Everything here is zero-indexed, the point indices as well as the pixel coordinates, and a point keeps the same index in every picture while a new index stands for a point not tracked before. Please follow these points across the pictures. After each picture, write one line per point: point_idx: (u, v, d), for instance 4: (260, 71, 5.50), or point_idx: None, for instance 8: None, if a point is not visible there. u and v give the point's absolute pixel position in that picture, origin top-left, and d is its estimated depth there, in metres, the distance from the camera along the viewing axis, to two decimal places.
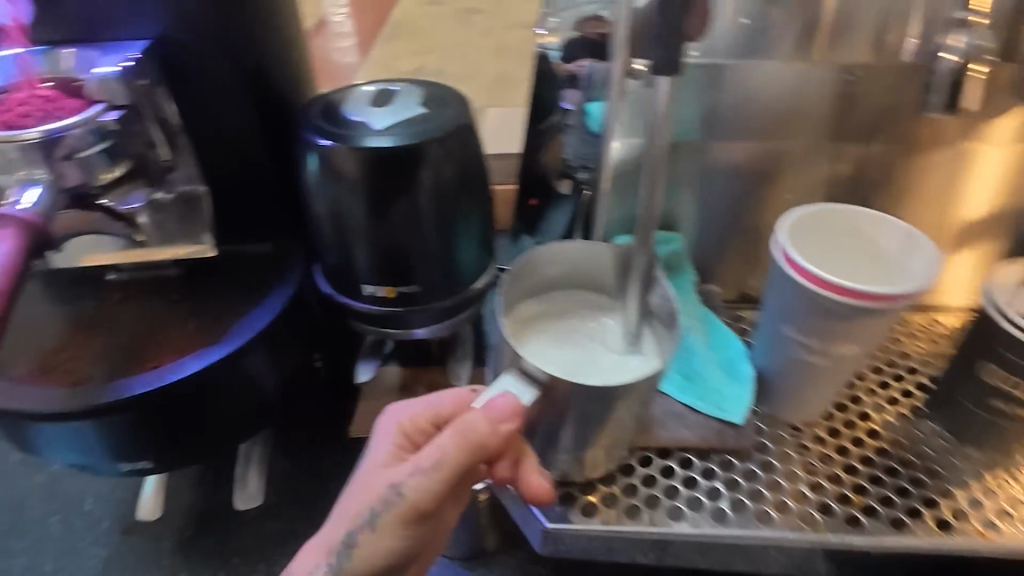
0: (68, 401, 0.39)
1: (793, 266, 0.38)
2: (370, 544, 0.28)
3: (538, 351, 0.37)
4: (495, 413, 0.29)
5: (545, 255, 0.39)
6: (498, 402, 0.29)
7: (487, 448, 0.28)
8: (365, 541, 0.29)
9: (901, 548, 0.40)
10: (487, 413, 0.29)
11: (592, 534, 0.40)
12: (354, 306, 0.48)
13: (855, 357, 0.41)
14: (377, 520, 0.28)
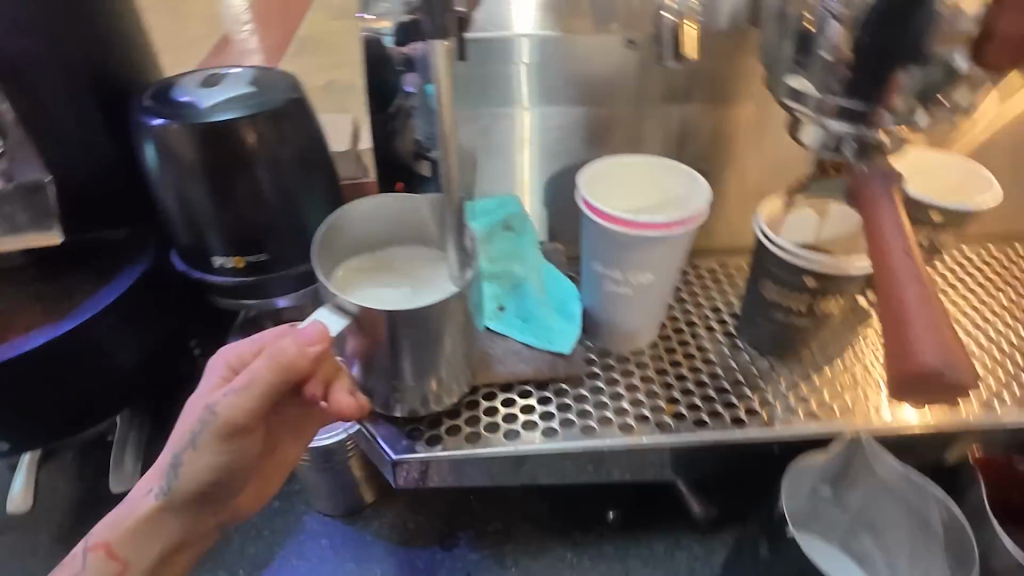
0: None
1: (587, 205, 0.43)
2: (193, 462, 0.31)
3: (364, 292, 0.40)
4: (304, 337, 0.32)
5: (365, 208, 0.42)
6: (307, 328, 0.32)
7: (296, 370, 0.31)
8: (189, 460, 0.32)
9: (702, 443, 0.46)
10: (297, 339, 0.32)
11: (435, 461, 0.45)
12: (210, 280, 0.50)
13: (654, 286, 0.46)
14: (197, 440, 0.31)
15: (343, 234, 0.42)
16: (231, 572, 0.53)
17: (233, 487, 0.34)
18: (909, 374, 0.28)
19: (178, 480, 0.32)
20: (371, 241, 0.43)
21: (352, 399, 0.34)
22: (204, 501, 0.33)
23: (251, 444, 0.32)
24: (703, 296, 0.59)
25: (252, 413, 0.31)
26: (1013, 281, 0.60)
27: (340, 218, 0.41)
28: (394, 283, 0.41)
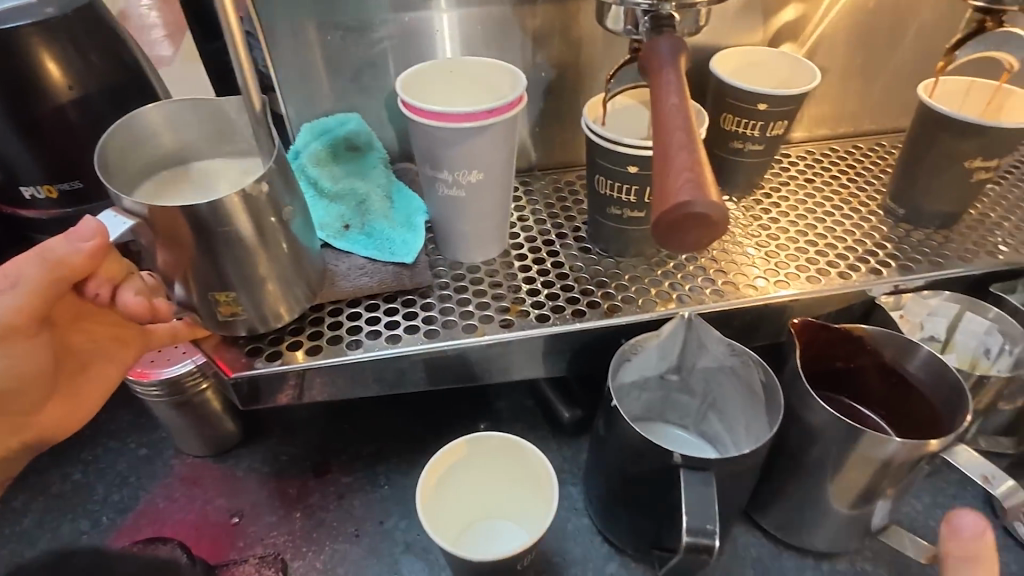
0: None
1: (405, 104, 0.43)
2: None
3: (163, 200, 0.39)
4: (74, 233, 0.31)
5: (157, 117, 0.40)
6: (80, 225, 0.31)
7: (67, 267, 0.31)
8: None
9: (544, 336, 0.48)
10: (67, 236, 0.31)
11: (275, 376, 0.44)
12: (27, 214, 0.47)
13: (484, 185, 0.47)
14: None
15: (139, 144, 0.40)
16: (94, 520, 0.51)
17: (27, 397, 0.33)
18: (664, 212, 0.30)
19: None
20: (174, 151, 0.42)
21: (141, 300, 0.34)
22: None
23: (29, 347, 0.32)
24: (561, 208, 0.60)
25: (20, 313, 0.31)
26: (849, 173, 0.63)
27: (130, 126, 0.39)
28: (199, 189, 0.40)
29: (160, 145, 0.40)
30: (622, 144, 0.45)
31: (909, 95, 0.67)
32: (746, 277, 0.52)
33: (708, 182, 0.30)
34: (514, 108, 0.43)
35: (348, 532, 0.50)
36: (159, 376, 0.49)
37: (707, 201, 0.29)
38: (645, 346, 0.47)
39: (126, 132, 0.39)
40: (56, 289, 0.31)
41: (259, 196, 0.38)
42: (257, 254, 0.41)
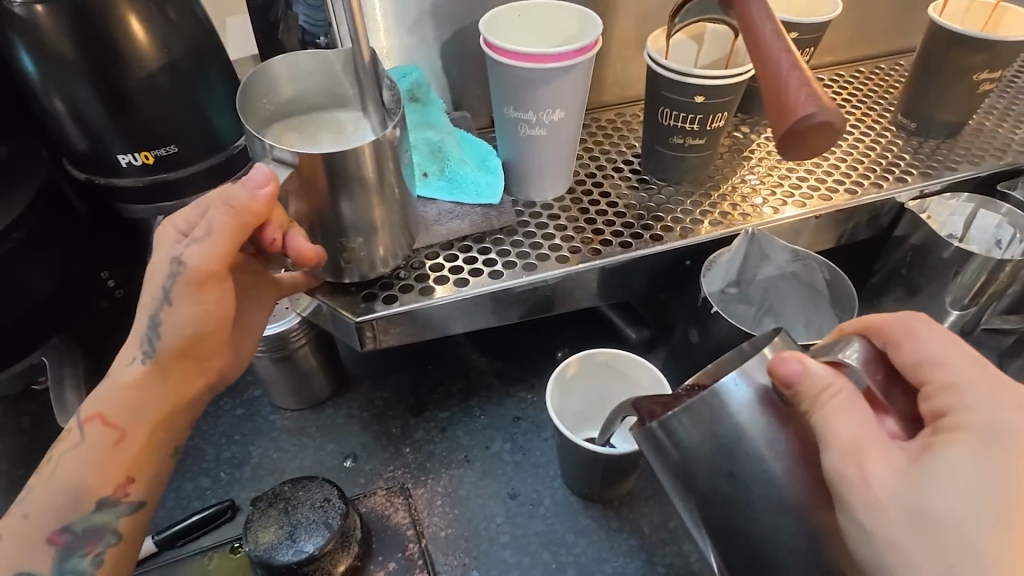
0: None
1: (493, 48, 0.46)
2: (174, 315, 0.33)
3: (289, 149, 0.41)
4: (252, 181, 0.32)
5: (283, 69, 0.42)
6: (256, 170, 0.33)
7: (254, 214, 0.33)
8: (169, 314, 0.33)
9: (628, 260, 0.52)
10: (247, 184, 0.33)
11: (395, 318, 0.47)
12: (119, 183, 0.48)
13: (564, 124, 0.50)
14: (173, 292, 0.33)
15: (260, 96, 0.42)
16: (213, 477, 0.54)
17: (216, 342, 0.36)
18: (793, 123, 0.34)
19: (163, 338, 0.34)
20: (288, 103, 0.44)
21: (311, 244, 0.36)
22: (191, 357, 0.35)
23: (224, 293, 0.34)
24: (609, 145, 0.63)
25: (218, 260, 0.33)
26: (859, 95, 0.69)
27: (254, 78, 0.41)
28: (320, 139, 0.42)
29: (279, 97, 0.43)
30: (692, 75, 0.49)
31: (904, 17, 0.72)
32: (769, 203, 0.57)
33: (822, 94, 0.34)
34: (597, 46, 0.46)
35: (459, 458, 0.55)
36: (264, 333, 0.51)
37: (827, 111, 0.33)
38: (721, 260, 0.53)
39: (254, 84, 0.41)
40: (244, 236, 0.33)
41: (386, 142, 0.41)
42: (379, 199, 0.43)
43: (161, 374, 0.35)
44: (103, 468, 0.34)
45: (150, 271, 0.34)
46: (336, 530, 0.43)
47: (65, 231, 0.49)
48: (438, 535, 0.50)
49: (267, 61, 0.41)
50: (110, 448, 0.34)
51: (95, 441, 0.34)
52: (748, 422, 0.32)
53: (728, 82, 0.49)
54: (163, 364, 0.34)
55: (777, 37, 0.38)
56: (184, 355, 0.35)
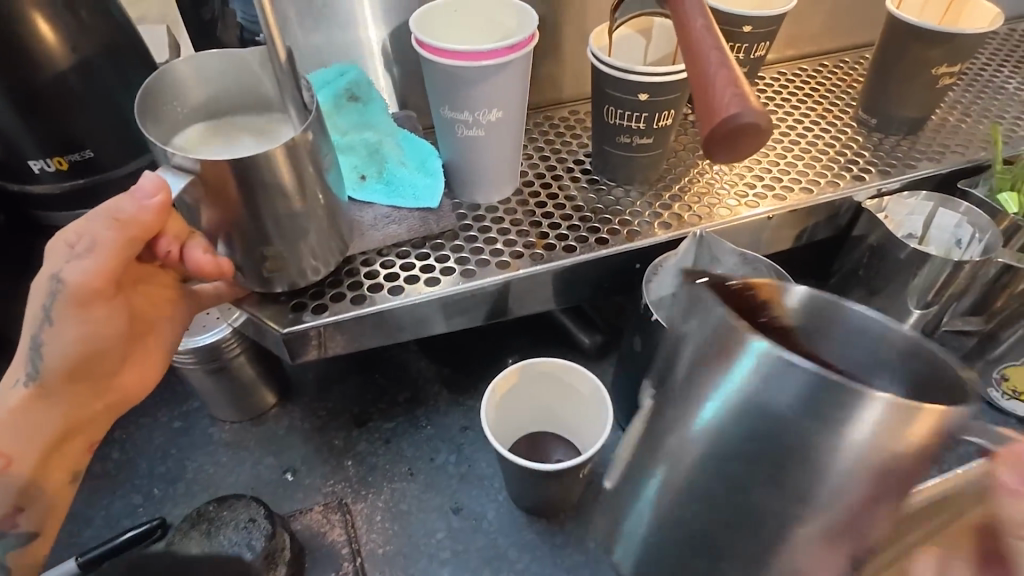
0: None
1: (421, 44, 0.43)
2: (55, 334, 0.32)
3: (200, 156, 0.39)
4: (138, 192, 0.31)
5: (190, 73, 0.40)
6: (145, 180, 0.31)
7: (138, 227, 0.31)
8: (50, 332, 0.32)
9: (572, 265, 0.50)
10: (134, 196, 0.31)
11: (324, 329, 0.45)
12: (35, 192, 0.46)
13: (502, 123, 0.48)
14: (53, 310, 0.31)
15: (169, 100, 0.40)
16: (146, 493, 0.52)
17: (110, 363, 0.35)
18: (718, 125, 0.32)
19: (45, 360, 0.32)
20: (200, 108, 0.42)
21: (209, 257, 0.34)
22: (81, 380, 0.34)
23: (110, 312, 0.33)
24: (561, 144, 0.61)
25: (99, 277, 0.31)
26: (820, 90, 0.67)
27: (159, 81, 0.39)
28: (234, 141, 0.40)
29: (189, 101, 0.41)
30: (634, 73, 0.47)
31: (870, 9, 0.70)
32: (722, 204, 0.55)
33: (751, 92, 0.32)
34: (533, 42, 0.44)
35: (402, 471, 0.53)
36: (193, 345, 0.49)
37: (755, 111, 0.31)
38: (667, 264, 0.50)
39: (159, 88, 0.39)
40: (129, 250, 0.32)
41: (301, 147, 0.39)
42: (300, 206, 0.41)
43: (47, 397, 0.33)
44: None
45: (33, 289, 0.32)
46: (260, 552, 0.42)
47: None
48: (375, 553, 0.48)
49: (172, 62, 0.39)
50: None
51: None
52: (865, 448, 0.27)
53: (672, 78, 0.47)
54: (47, 387, 0.33)
55: (707, 30, 0.35)
56: (71, 378, 0.33)
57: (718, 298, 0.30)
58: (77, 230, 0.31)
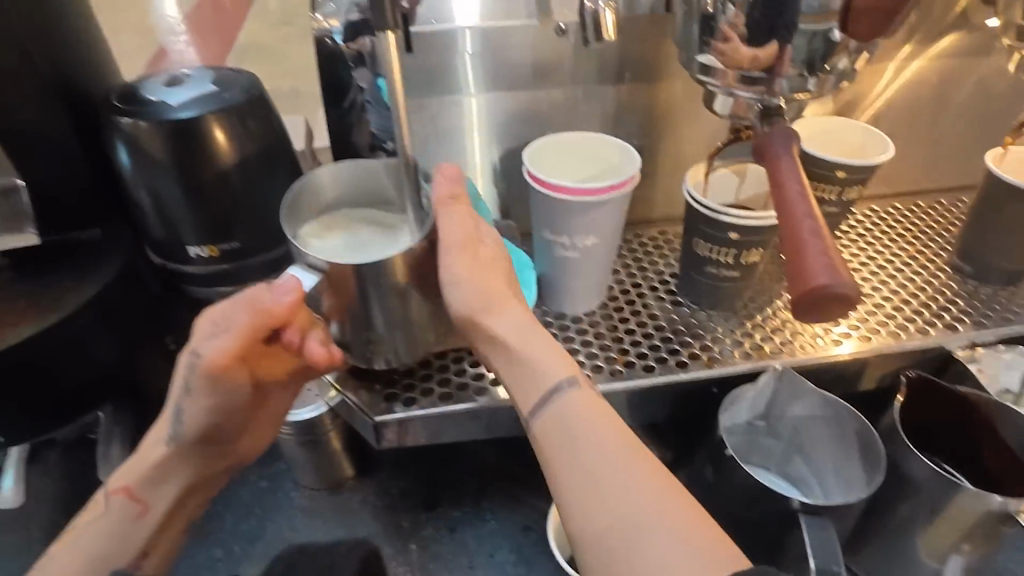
0: None
1: (531, 177, 0.48)
2: (190, 403, 0.39)
3: (322, 247, 0.45)
4: (279, 288, 0.37)
5: (348, 174, 0.48)
6: (283, 280, 0.37)
7: (269, 316, 0.37)
8: (187, 402, 0.39)
9: (651, 386, 0.52)
10: (274, 291, 0.37)
11: (413, 420, 0.49)
12: (186, 270, 0.53)
13: (597, 249, 0.52)
14: (190, 380, 0.38)
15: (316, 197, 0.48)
16: (227, 548, 0.56)
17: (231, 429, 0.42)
18: (808, 291, 0.33)
19: (181, 425, 0.40)
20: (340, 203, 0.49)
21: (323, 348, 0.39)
22: (207, 443, 0.41)
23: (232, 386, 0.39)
24: (648, 261, 0.64)
25: (227, 353, 0.38)
26: (917, 230, 0.67)
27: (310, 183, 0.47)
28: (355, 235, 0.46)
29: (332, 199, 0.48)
30: (727, 216, 0.50)
31: (964, 157, 0.71)
32: (807, 338, 0.55)
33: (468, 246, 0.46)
34: (633, 183, 0.48)
35: (463, 562, 0.55)
36: (293, 419, 0.54)
37: (573, 391, 0.43)
38: (744, 398, 0.52)
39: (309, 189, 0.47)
40: (258, 334, 0.38)
41: (421, 261, 0.45)
42: (409, 309, 0.46)
43: (177, 457, 0.41)
44: (118, 542, 0.39)
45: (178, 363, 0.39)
46: None
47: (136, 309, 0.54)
48: None
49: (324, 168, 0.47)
50: (129, 521, 0.39)
51: (116, 513, 0.39)
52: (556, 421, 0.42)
53: (764, 224, 0.50)
54: (180, 446, 0.41)
55: (799, 192, 0.38)
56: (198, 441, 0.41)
57: (838, 302, 0.33)
58: (220, 314, 0.38)
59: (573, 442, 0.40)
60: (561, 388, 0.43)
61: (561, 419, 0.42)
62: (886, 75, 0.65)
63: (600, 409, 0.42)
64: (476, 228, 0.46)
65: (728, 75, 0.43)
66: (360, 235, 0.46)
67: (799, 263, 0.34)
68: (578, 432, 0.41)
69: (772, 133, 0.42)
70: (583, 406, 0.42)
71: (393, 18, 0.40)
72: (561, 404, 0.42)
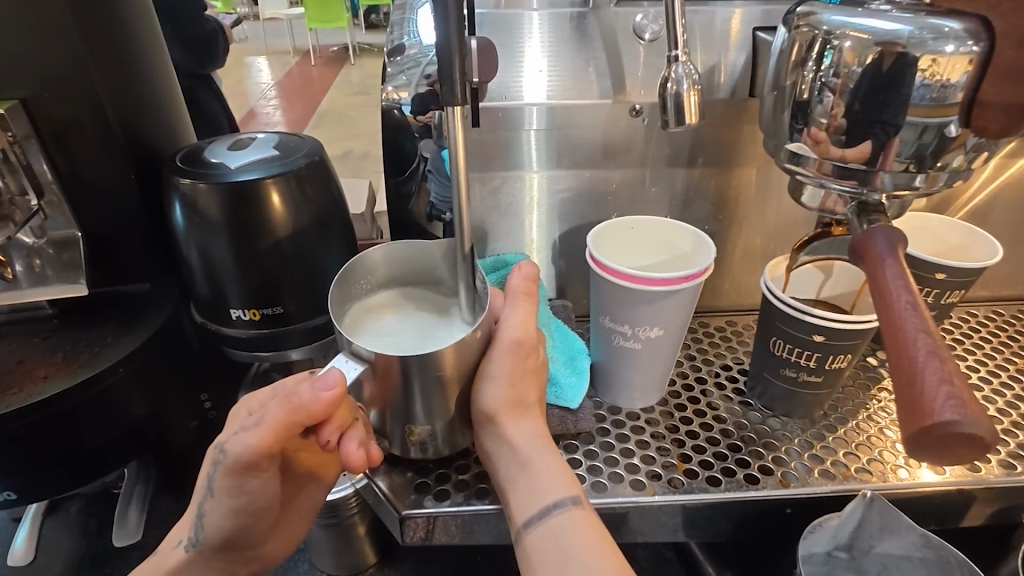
0: None
1: (595, 260, 0.45)
2: (213, 504, 0.40)
3: (371, 332, 0.43)
4: (321, 383, 0.37)
5: (404, 251, 0.46)
6: (325, 375, 0.37)
7: (306, 409, 0.37)
8: (210, 502, 0.41)
9: (715, 501, 0.45)
10: (315, 385, 0.37)
11: (444, 518, 0.44)
12: (225, 332, 0.51)
13: (663, 341, 0.47)
14: (214, 477, 0.40)
15: (369, 275, 0.46)
16: None
17: (255, 534, 0.43)
18: (928, 426, 0.28)
19: (204, 529, 0.41)
20: (393, 281, 0.47)
21: (358, 451, 0.40)
22: (227, 548, 0.42)
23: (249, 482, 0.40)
24: (714, 354, 0.59)
25: (253, 447, 0.38)
26: None
27: (363, 263, 0.45)
28: (409, 322, 0.44)
29: (384, 278, 0.47)
30: (813, 315, 0.45)
31: None
32: (903, 460, 0.48)
33: (524, 350, 0.43)
34: (708, 274, 0.43)
35: None
36: None
37: (573, 511, 0.40)
38: (826, 526, 0.45)
39: (362, 269, 0.45)
40: (291, 426, 0.38)
41: (468, 345, 0.41)
42: (453, 396, 0.42)
43: (193, 564, 0.42)
44: None
45: (208, 458, 0.41)
46: None
47: (174, 369, 0.53)
48: None
49: (376, 248, 0.45)
50: None
51: None
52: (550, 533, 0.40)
53: (853, 327, 0.45)
54: (200, 552, 0.42)
55: (910, 302, 0.33)
56: (219, 546, 0.42)
57: (960, 443, 0.28)
58: (258, 407, 0.40)
59: (562, 566, 0.38)
60: (561, 505, 0.40)
61: (554, 535, 0.39)
62: (986, 172, 0.60)
63: (595, 534, 0.39)
64: (535, 333, 0.44)
65: (821, 165, 0.40)
66: (413, 322, 0.44)
67: (915, 387, 0.29)
68: (570, 559, 0.38)
69: (873, 233, 0.37)
70: (583, 533, 0.39)
71: (463, 92, 0.38)
72: (561, 519, 0.39)
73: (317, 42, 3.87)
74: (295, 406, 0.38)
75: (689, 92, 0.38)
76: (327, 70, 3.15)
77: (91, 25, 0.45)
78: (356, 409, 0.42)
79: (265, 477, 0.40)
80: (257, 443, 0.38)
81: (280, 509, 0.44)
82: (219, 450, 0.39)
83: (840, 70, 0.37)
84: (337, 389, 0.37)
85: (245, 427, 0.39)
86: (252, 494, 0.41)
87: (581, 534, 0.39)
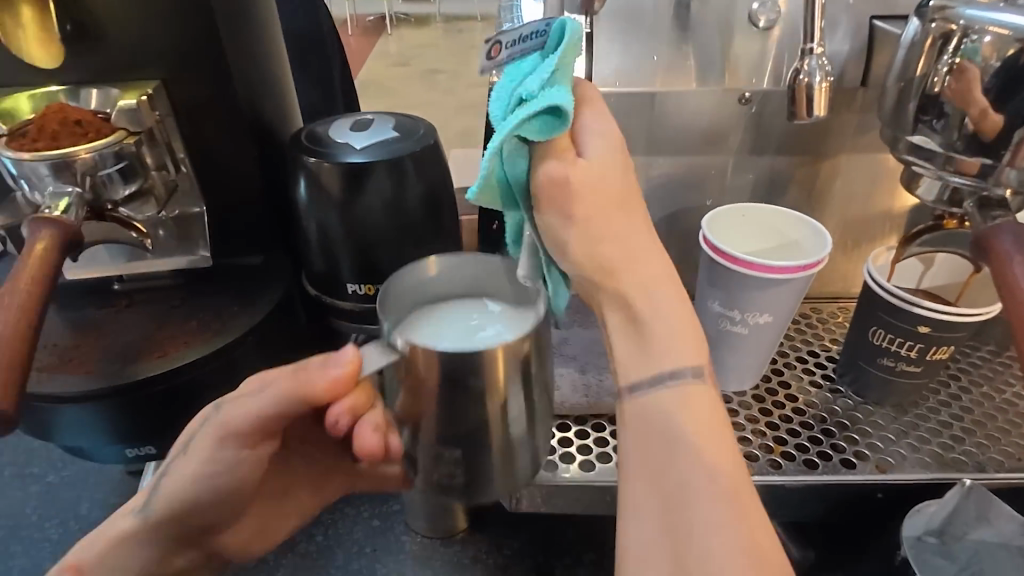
0: (88, 379, 0.46)
1: (712, 246, 0.46)
2: (184, 462, 0.43)
3: (430, 336, 0.37)
4: (337, 357, 0.38)
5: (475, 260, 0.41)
6: (341, 350, 0.38)
7: (316, 384, 0.38)
8: (181, 461, 0.43)
9: (815, 483, 0.47)
10: (335, 358, 0.38)
11: (552, 487, 0.47)
12: (338, 304, 0.54)
13: (770, 327, 0.48)
14: (197, 437, 0.42)
15: (426, 279, 0.40)
16: None
17: (215, 515, 0.45)
18: None
19: (158, 495, 0.43)
20: (461, 290, 0.41)
21: (372, 436, 0.39)
22: (172, 526, 0.43)
23: (232, 451, 0.43)
24: (800, 340, 0.60)
25: (251, 411, 0.42)
26: None
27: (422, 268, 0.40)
28: (464, 333, 0.37)
29: (444, 287, 0.41)
30: (922, 306, 0.46)
31: None
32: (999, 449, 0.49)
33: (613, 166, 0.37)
34: (821, 265, 0.44)
35: None
36: None
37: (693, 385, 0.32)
38: (924, 510, 0.46)
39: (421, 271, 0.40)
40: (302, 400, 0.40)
41: None
42: None
43: (141, 532, 0.42)
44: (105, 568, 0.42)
45: (191, 419, 0.44)
46: None
47: (288, 337, 0.56)
48: None
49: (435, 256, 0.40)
50: None
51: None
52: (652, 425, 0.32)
53: (961, 318, 0.45)
54: (148, 521, 0.42)
55: None
56: (170, 520, 0.43)
57: None
58: (263, 378, 0.42)
59: (666, 454, 0.31)
60: (679, 376, 0.32)
61: (660, 415, 0.32)
62: None
63: (713, 419, 0.31)
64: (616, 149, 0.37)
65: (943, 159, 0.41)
66: (468, 329, 0.38)
67: None
68: (673, 442, 0.31)
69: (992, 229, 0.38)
70: (701, 413, 0.31)
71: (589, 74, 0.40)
72: (708, 532, 0.28)
73: (359, 13, 3.86)
74: (302, 384, 0.40)
75: (820, 84, 0.39)
76: (371, 41, 3.14)
77: (224, 7, 0.47)
78: (377, 396, 0.40)
79: (252, 450, 0.43)
80: (258, 408, 0.42)
81: (256, 493, 0.47)
82: (213, 408, 0.43)
83: (976, 63, 0.38)
84: (347, 367, 0.37)
85: (251, 391, 0.42)
86: (226, 465, 0.43)
87: (701, 414, 0.31)
